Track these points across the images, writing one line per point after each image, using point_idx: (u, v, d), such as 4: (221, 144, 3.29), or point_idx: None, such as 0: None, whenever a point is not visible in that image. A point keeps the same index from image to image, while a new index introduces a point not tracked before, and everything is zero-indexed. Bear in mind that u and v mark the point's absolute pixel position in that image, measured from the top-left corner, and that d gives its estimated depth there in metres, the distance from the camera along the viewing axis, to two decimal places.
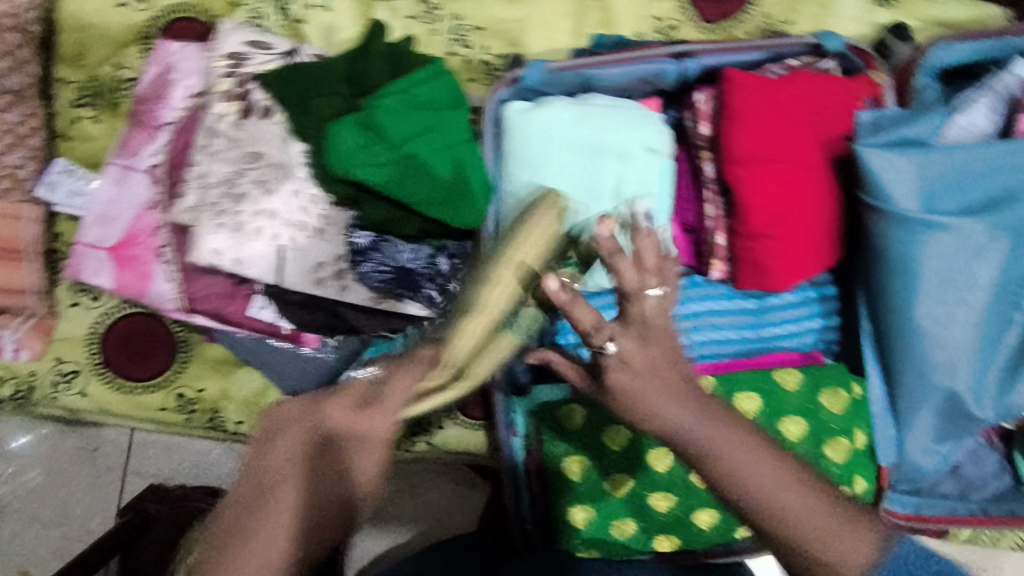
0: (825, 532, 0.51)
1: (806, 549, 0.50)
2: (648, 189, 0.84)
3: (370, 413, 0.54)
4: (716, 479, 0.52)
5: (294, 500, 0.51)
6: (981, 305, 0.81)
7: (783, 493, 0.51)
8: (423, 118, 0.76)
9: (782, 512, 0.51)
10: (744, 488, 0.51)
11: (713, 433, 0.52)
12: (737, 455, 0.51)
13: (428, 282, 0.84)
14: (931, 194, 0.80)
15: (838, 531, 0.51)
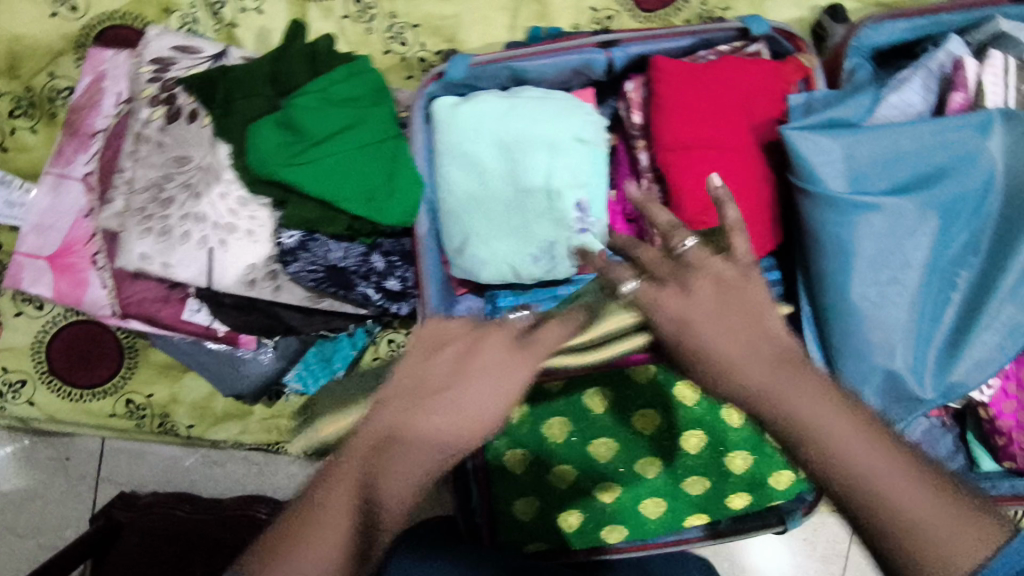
0: (930, 528, 0.43)
1: (908, 538, 0.44)
2: (580, 179, 0.85)
3: (473, 373, 0.49)
4: (801, 451, 0.47)
5: (351, 495, 0.47)
6: (916, 284, 0.80)
7: (876, 477, 0.44)
8: (345, 116, 0.77)
9: (872, 495, 0.44)
10: (841, 462, 0.45)
11: (800, 399, 0.46)
12: (821, 423, 0.46)
13: (362, 280, 0.85)
14: (859, 175, 0.79)
15: (948, 526, 0.43)
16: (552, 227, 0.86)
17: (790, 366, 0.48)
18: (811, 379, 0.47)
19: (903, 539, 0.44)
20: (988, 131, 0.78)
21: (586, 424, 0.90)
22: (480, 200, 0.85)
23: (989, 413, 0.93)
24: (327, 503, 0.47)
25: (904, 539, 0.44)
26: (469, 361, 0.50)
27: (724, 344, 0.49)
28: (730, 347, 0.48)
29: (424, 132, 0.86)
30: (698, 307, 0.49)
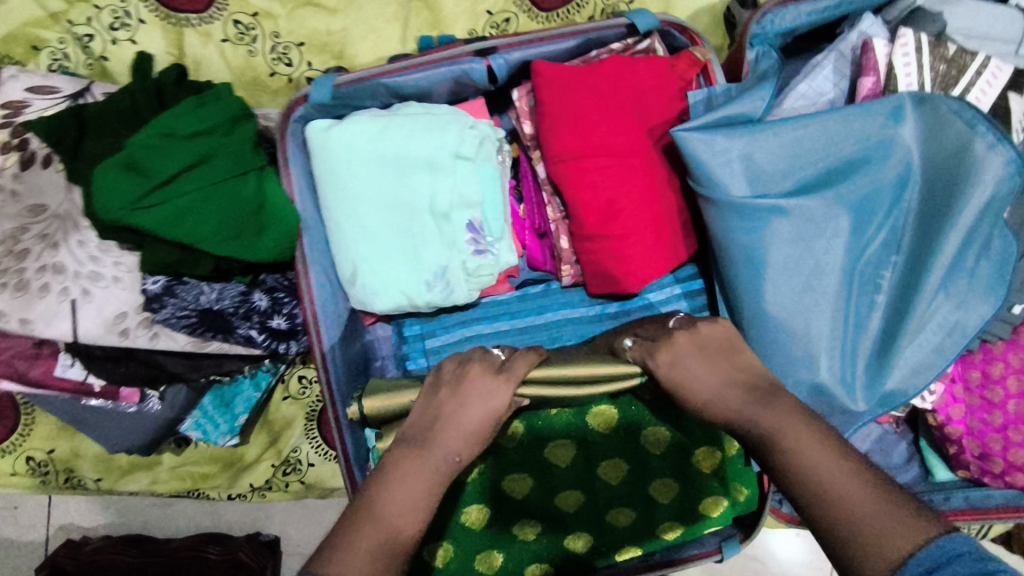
0: (882, 528, 0.48)
1: (860, 531, 0.48)
2: (467, 199, 0.80)
3: (472, 390, 0.62)
4: (777, 466, 0.55)
5: (395, 503, 0.54)
6: (835, 289, 0.74)
7: (838, 481, 0.51)
8: (195, 148, 0.72)
9: (833, 498, 0.51)
10: (798, 464, 0.53)
11: (775, 419, 0.56)
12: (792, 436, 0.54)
13: (243, 321, 0.80)
14: (762, 176, 0.74)
15: (898, 523, 0.47)
16: (444, 250, 0.81)
17: (766, 393, 0.59)
18: (786, 404, 0.58)
19: (860, 538, 0.48)
20: (899, 119, 0.73)
21: (494, 463, 0.83)
22: (363, 227, 0.79)
23: (937, 420, 0.85)
24: (378, 506, 0.54)
25: (860, 537, 0.48)
26: (461, 387, 0.63)
27: (705, 376, 0.63)
28: (701, 379, 0.63)
29: (301, 159, 0.81)
30: (682, 349, 0.65)
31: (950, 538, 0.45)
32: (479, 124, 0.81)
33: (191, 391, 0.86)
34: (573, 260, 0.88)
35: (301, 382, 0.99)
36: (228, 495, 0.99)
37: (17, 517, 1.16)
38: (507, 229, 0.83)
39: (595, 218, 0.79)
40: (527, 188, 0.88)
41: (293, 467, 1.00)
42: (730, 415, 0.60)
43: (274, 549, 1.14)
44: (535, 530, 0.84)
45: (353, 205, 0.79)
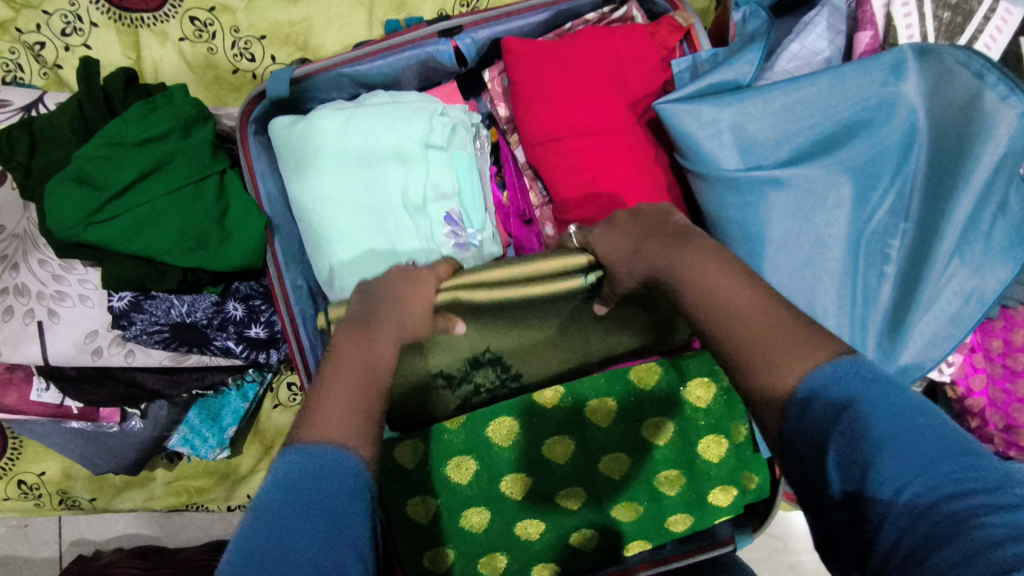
0: (773, 351, 0.43)
1: (752, 356, 0.44)
2: (443, 190, 0.76)
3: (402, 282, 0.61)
4: (695, 310, 0.49)
5: (351, 361, 0.50)
6: (839, 263, 0.69)
7: (749, 321, 0.45)
8: (148, 156, 0.69)
9: (738, 337, 0.45)
10: (701, 292, 0.49)
11: (695, 265, 0.51)
12: (709, 282, 0.49)
13: (219, 333, 0.77)
14: (752, 146, 0.69)
15: (791, 349, 0.42)
16: (422, 245, 0.76)
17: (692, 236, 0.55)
18: (710, 248, 0.52)
19: (752, 365, 0.44)
20: (900, 74, 0.67)
21: (488, 464, 0.76)
22: (335, 227, 0.75)
23: (957, 393, 0.81)
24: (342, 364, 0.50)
25: (754, 369, 0.43)
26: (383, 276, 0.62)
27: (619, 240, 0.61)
28: (618, 247, 0.61)
29: (265, 160, 0.77)
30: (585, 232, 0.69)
31: (867, 375, 0.39)
32: (450, 111, 0.77)
33: (171, 408, 0.84)
34: None
35: (290, 389, 0.96)
36: (227, 506, 0.97)
37: (29, 534, 1.16)
38: (488, 218, 0.79)
39: (579, 202, 0.75)
40: (509, 174, 0.84)
41: None
42: (651, 265, 0.56)
43: None
44: (544, 530, 0.79)
45: (322, 203, 0.75)
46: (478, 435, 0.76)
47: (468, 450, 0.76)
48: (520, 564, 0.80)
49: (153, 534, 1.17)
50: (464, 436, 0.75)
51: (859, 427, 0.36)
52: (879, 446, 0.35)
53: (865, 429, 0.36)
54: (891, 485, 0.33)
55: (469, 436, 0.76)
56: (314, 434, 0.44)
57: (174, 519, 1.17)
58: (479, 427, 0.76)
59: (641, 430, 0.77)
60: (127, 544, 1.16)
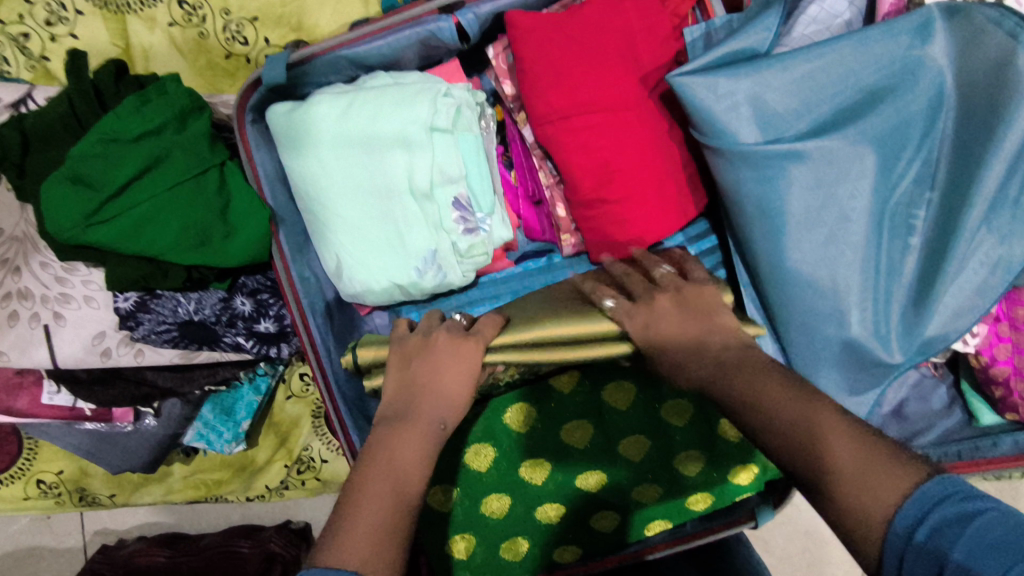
0: (864, 468, 0.40)
1: (840, 474, 0.41)
2: (451, 173, 0.73)
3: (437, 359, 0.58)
4: (771, 435, 0.45)
5: (380, 475, 0.48)
6: (863, 237, 0.67)
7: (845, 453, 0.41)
8: (144, 153, 0.67)
9: (834, 471, 0.41)
10: (760, 406, 0.46)
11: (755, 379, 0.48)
12: (779, 406, 0.45)
13: (228, 329, 0.75)
14: (773, 118, 0.66)
15: (882, 467, 0.40)
16: (430, 232, 0.74)
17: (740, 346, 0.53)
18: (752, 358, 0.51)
19: (842, 483, 0.40)
20: (927, 36, 0.64)
21: (507, 453, 0.76)
22: (342, 217, 0.73)
23: (980, 362, 0.79)
24: (373, 472, 0.48)
25: (846, 490, 0.40)
26: (429, 353, 0.58)
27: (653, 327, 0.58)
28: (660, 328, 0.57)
29: (264, 151, 0.74)
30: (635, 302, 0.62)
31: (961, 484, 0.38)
32: (454, 91, 0.73)
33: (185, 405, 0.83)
34: (572, 229, 0.81)
35: (303, 380, 0.95)
36: (247, 497, 0.97)
37: (51, 527, 1.18)
38: (497, 200, 0.77)
39: (591, 183, 0.73)
40: (517, 154, 0.81)
41: (307, 465, 0.97)
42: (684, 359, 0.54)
43: (306, 534, 1.15)
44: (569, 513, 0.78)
45: (326, 193, 0.72)
46: (497, 428, 0.76)
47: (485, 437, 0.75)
48: (541, 545, 0.80)
49: (174, 523, 1.18)
50: (483, 426, 0.75)
51: (979, 525, 0.35)
52: (1002, 553, 0.34)
53: (982, 530, 0.35)
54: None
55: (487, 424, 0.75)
56: (333, 557, 0.43)
57: (194, 507, 1.18)
58: (497, 417, 0.76)
59: (659, 417, 0.77)
60: (148, 533, 1.18)
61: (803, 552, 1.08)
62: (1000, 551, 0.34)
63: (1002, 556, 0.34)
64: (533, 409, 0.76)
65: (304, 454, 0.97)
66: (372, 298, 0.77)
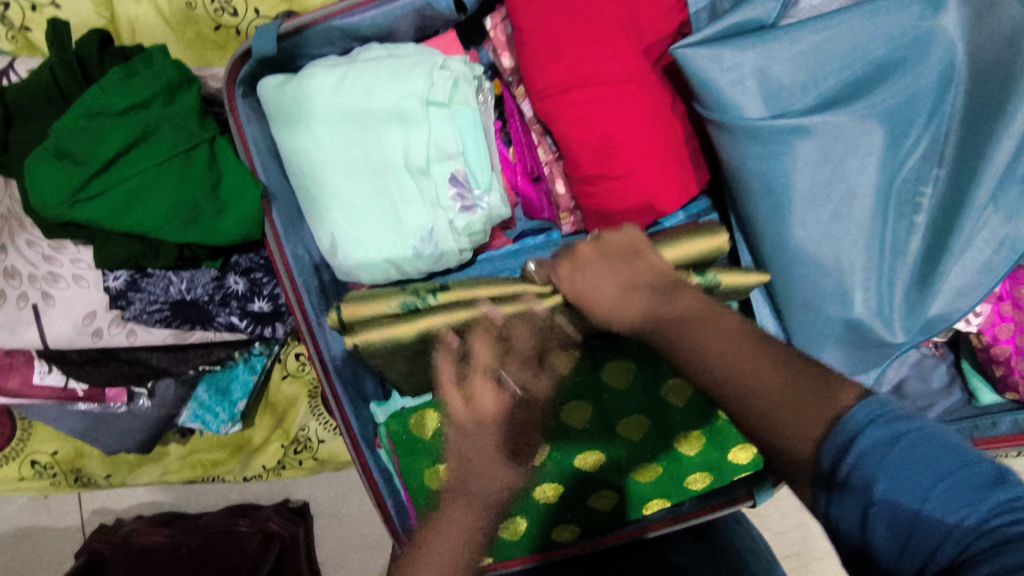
0: (795, 405, 0.41)
1: (772, 411, 0.41)
2: (447, 149, 0.71)
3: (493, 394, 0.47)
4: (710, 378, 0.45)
5: None
6: (867, 214, 0.65)
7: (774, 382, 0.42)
8: (129, 127, 0.65)
9: (761, 400, 0.42)
10: (695, 349, 0.46)
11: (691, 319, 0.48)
12: (711, 346, 0.46)
13: (221, 309, 0.74)
14: (779, 92, 0.64)
15: (811, 401, 0.40)
16: (427, 210, 0.72)
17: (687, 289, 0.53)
18: (697, 299, 0.50)
19: (776, 421, 0.41)
20: (939, 6, 0.62)
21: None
22: (337, 194, 0.71)
23: (982, 341, 0.78)
24: None
25: (779, 426, 0.41)
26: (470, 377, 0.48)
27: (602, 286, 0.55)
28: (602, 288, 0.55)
29: (255, 126, 0.73)
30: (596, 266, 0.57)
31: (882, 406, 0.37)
32: (450, 63, 0.71)
33: (178, 385, 0.82)
34: (571, 207, 0.80)
35: (298, 359, 0.93)
36: (244, 477, 0.97)
37: (49, 506, 1.18)
38: (495, 177, 0.75)
39: (591, 159, 0.71)
40: (516, 129, 0.80)
41: (304, 445, 0.96)
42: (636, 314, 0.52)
43: (304, 512, 1.15)
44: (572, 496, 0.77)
45: (320, 169, 0.71)
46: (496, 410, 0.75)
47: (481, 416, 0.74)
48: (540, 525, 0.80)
49: (172, 502, 1.18)
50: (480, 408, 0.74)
51: (896, 461, 0.35)
52: (921, 479, 0.34)
53: (900, 462, 0.35)
54: (945, 514, 0.33)
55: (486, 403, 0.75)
56: None
57: (192, 486, 1.18)
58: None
59: (657, 395, 0.76)
60: (145, 512, 1.18)
61: (797, 528, 1.09)
62: (926, 481, 0.34)
63: (930, 487, 0.34)
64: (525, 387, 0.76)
65: (301, 434, 0.96)
66: (368, 277, 0.76)
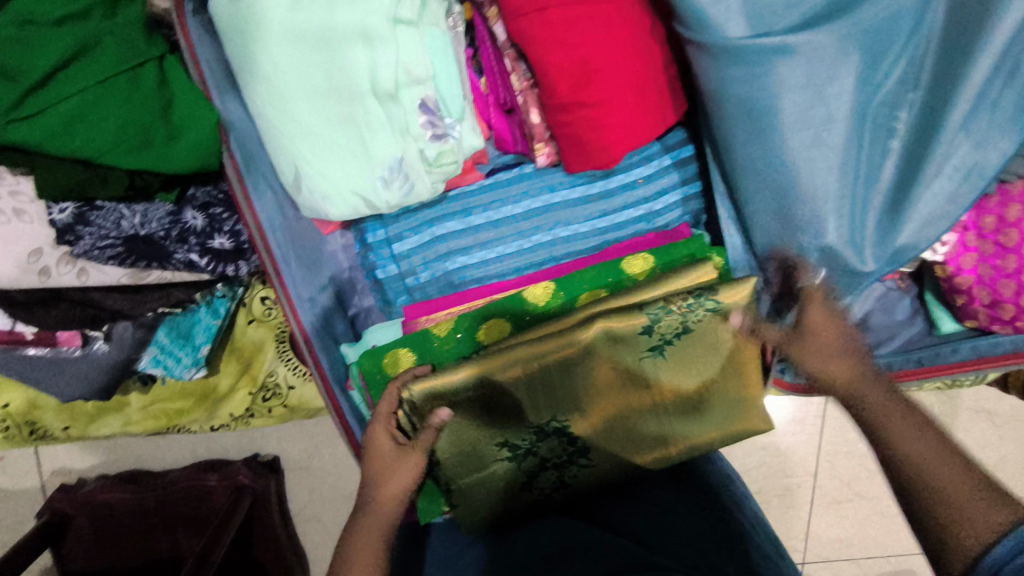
0: (971, 512, 0.52)
1: (950, 522, 0.53)
2: (417, 73, 0.69)
3: (496, 411, 0.70)
4: (908, 487, 0.58)
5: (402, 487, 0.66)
6: (843, 141, 0.65)
7: (961, 505, 0.53)
8: (67, 40, 0.59)
9: (946, 508, 0.54)
10: (900, 448, 0.60)
11: (903, 439, 0.60)
12: (917, 464, 0.58)
13: (179, 245, 0.71)
14: (761, 11, 0.62)
15: (983, 512, 0.51)
16: (397, 139, 0.70)
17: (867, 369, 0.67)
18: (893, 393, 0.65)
19: (953, 521, 0.52)
20: None
21: (488, 482, 0.74)
22: (297, 122, 0.67)
23: (946, 271, 0.80)
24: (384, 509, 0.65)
25: (954, 529, 0.52)
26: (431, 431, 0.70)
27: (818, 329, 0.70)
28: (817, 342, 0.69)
29: (208, 45, 0.67)
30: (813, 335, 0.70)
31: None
32: None
33: (136, 329, 0.78)
34: (546, 137, 0.77)
35: (265, 304, 0.88)
36: (211, 426, 0.95)
37: (5, 467, 1.12)
38: (468, 105, 0.73)
39: (568, 84, 0.68)
40: (488, 55, 0.75)
41: (273, 392, 0.94)
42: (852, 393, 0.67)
43: (275, 466, 1.13)
44: (543, 488, 0.76)
45: (281, 95, 0.66)
46: (481, 441, 0.72)
47: (467, 420, 0.70)
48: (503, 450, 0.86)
49: (137, 458, 1.14)
50: (471, 437, 0.71)
51: None
52: None
53: None
54: None
55: (476, 448, 0.72)
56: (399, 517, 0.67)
57: (157, 442, 1.14)
58: (460, 346, 0.76)
59: (699, 430, 0.76)
60: (109, 470, 1.14)
61: (761, 463, 1.13)
62: None
63: None
64: (522, 432, 0.72)
65: (269, 380, 0.93)
66: (333, 212, 0.71)
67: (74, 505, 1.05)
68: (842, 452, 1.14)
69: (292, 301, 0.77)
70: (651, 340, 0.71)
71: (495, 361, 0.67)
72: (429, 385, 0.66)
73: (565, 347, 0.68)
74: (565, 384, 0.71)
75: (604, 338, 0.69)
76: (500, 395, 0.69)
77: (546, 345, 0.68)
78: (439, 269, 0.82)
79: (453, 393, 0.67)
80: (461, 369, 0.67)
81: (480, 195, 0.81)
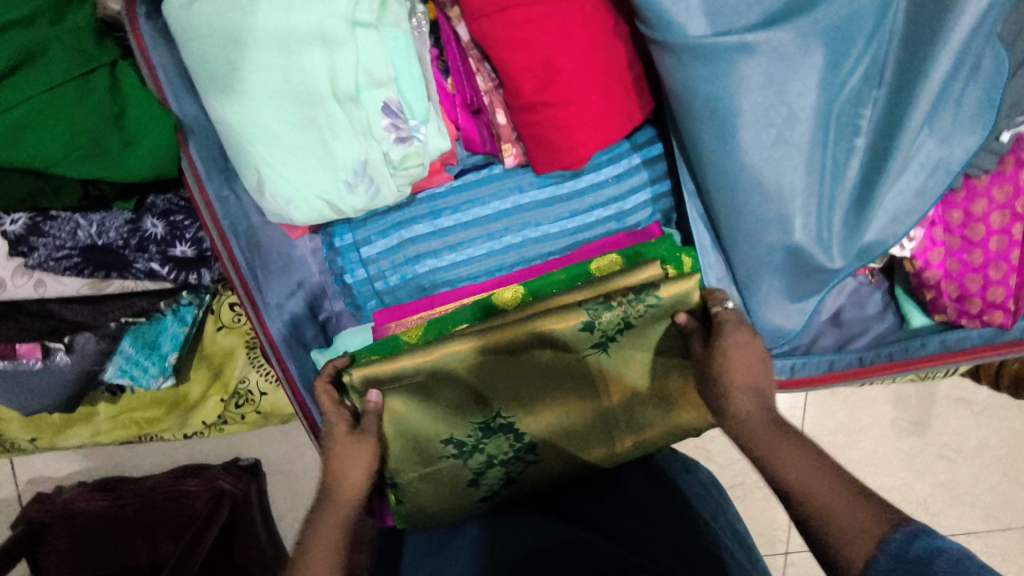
0: (848, 525, 0.48)
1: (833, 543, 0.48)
2: (379, 74, 0.68)
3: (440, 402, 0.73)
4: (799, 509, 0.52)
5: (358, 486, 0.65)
6: (808, 139, 0.65)
7: (844, 522, 0.48)
8: (12, 46, 0.58)
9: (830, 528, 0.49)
10: (784, 472, 0.55)
11: (786, 460, 0.56)
12: (802, 483, 0.53)
13: (139, 254, 0.70)
14: (722, 10, 0.61)
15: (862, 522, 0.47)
16: (359, 142, 0.68)
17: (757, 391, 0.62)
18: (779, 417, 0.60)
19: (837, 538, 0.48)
20: None
21: (433, 478, 0.75)
22: (257, 127, 0.66)
23: (915, 266, 0.80)
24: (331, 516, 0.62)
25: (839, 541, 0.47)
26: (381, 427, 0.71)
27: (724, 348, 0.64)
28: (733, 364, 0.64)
29: (163, 50, 0.66)
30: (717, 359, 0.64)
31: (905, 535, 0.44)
32: None
33: (100, 339, 0.77)
34: (513, 138, 0.77)
35: (233, 310, 0.89)
36: (183, 433, 0.93)
37: None
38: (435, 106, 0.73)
39: (531, 84, 0.67)
40: (454, 56, 0.74)
41: (246, 398, 0.93)
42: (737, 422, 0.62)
43: (256, 470, 1.12)
44: (491, 485, 0.76)
45: (241, 99, 0.65)
46: (429, 433, 0.73)
47: (413, 407, 0.72)
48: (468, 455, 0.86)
49: (115, 466, 1.13)
50: (419, 427, 0.73)
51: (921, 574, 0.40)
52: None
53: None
54: None
55: (423, 441, 0.74)
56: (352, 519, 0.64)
57: (135, 449, 1.13)
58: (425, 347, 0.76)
59: (648, 426, 0.76)
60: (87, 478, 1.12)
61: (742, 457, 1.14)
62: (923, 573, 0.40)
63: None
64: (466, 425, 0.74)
65: (241, 387, 0.92)
66: (297, 217, 0.70)
67: (50, 513, 1.03)
68: (823, 441, 1.16)
69: (259, 305, 0.77)
70: (594, 337, 0.72)
71: (438, 351, 0.70)
72: (373, 370, 0.69)
73: (512, 338, 0.70)
74: (511, 376, 0.73)
75: (552, 333, 0.71)
76: (442, 384, 0.72)
77: (492, 337, 0.70)
78: (408, 272, 0.81)
79: (394, 379, 0.70)
80: (405, 358, 0.70)
81: (448, 196, 0.81)
